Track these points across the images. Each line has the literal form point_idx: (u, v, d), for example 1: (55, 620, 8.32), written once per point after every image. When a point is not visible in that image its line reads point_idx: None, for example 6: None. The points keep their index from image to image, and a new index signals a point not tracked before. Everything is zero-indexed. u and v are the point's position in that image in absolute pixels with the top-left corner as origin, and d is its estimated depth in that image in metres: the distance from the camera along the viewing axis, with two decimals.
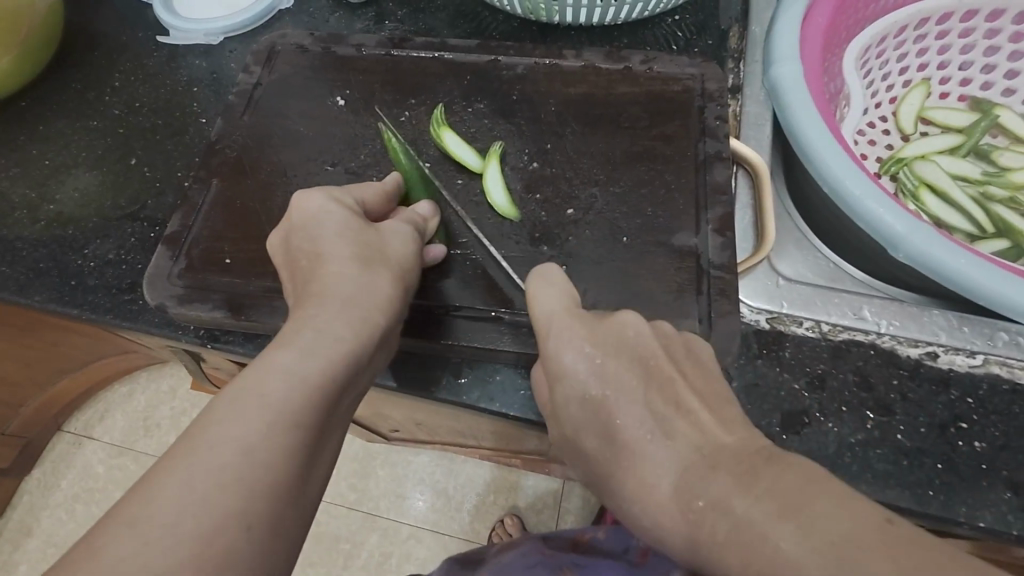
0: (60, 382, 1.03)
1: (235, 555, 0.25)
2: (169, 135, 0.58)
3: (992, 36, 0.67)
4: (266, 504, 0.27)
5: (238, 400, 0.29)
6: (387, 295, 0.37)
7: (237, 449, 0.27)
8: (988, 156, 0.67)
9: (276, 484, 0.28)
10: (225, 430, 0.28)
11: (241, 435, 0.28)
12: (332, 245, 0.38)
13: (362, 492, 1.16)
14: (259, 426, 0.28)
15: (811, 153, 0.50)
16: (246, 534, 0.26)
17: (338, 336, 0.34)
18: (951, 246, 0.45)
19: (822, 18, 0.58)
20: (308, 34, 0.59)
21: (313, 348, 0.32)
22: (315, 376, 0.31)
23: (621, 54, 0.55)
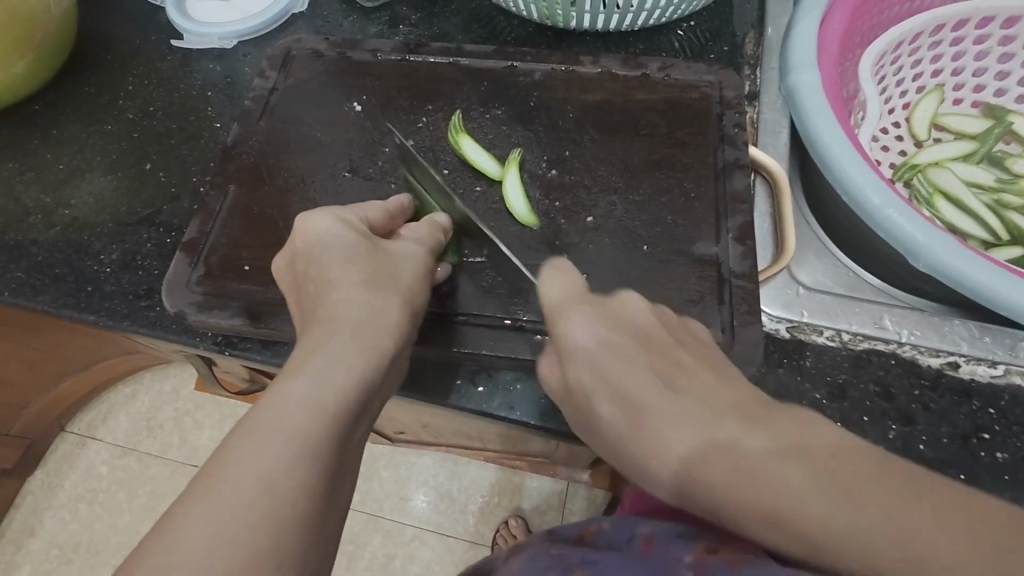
0: (65, 383, 1.03)
1: None
2: (183, 140, 0.58)
3: (1007, 43, 0.67)
4: (292, 539, 0.27)
5: (258, 431, 0.29)
6: (396, 317, 0.36)
7: (258, 482, 0.27)
8: (1002, 163, 0.67)
9: (298, 518, 0.27)
10: (244, 463, 0.28)
11: (261, 469, 0.28)
12: (339, 268, 0.38)
13: (366, 493, 1.16)
14: (278, 459, 0.28)
15: (829, 162, 0.50)
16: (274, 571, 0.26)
17: (349, 363, 0.33)
18: (970, 255, 0.45)
19: (839, 25, 0.58)
20: (323, 39, 0.59)
21: (326, 375, 0.32)
22: (328, 405, 0.31)
23: (639, 61, 0.55)
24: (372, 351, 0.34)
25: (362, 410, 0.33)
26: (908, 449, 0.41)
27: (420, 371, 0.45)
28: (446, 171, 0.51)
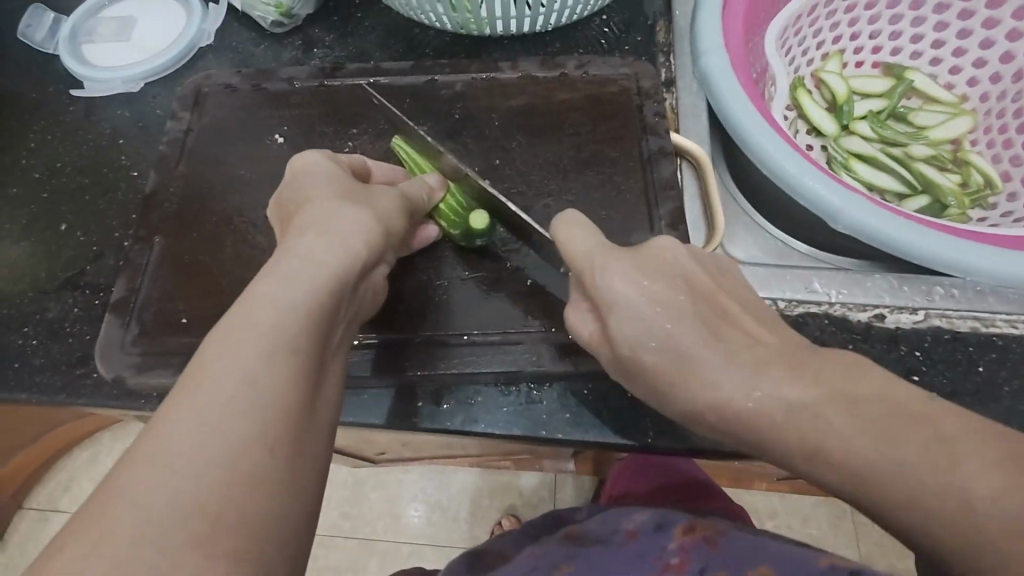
0: (51, 450, 1.05)
1: (256, 450, 0.27)
2: (99, 194, 0.55)
3: (894, 5, 0.71)
4: (247, 493, 0.26)
5: (200, 389, 0.27)
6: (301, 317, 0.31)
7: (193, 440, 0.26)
8: (904, 118, 0.72)
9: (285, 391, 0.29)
10: (228, 359, 0.29)
11: (235, 380, 0.28)
12: (321, 201, 0.38)
13: (383, 515, 1.15)
14: (241, 374, 0.28)
15: (746, 137, 0.52)
16: (262, 469, 0.26)
17: (286, 292, 0.32)
18: (883, 214, 0.47)
19: (740, 5, 0.60)
20: (235, 72, 0.57)
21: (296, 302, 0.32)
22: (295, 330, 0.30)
23: (556, 61, 0.55)
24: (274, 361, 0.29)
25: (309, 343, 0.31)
26: None
27: (393, 403, 0.45)
28: None
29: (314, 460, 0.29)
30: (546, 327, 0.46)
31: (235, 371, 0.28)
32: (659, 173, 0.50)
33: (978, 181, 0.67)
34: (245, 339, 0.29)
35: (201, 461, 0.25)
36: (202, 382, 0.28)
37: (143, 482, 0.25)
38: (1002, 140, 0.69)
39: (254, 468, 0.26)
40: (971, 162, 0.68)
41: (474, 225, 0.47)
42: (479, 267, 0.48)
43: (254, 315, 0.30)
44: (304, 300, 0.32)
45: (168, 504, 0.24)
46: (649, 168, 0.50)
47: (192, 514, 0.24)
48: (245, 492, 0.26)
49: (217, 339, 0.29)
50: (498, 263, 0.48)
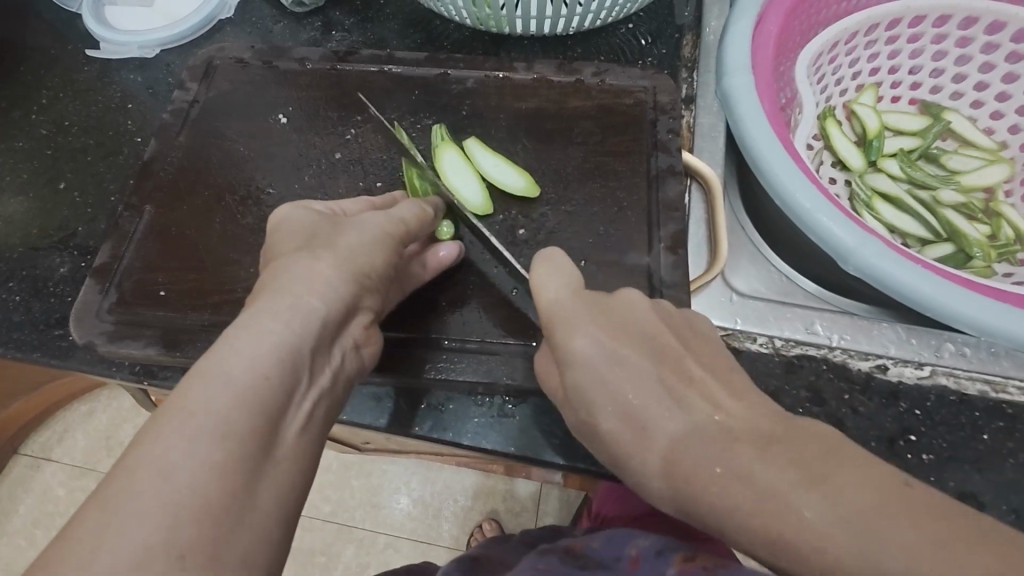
0: (49, 402, 1.07)
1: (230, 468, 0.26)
2: (101, 156, 0.55)
3: (939, 41, 0.68)
4: (212, 533, 0.25)
5: (174, 424, 0.27)
6: (293, 342, 0.31)
7: (161, 476, 0.25)
8: (938, 160, 0.68)
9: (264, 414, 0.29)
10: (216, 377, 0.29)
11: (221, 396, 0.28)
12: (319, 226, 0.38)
13: (363, 504, 1.14)
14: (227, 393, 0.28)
15: (761, 164, 0.49)
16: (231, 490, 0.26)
17: (268, 329, 0.31)
18: (900, 260, 0.45)
19: (773, 25, 0.57)
20: (248, 47, 0.56)
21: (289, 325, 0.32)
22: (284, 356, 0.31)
23: (573, 66, 0.54)
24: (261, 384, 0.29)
25: (290, 381, 0.31)
26: None
27: (368, 403, 0.44)
28: (378, 184, 0.49)
29: (279, 517, 0.28)
30: (529, 341, 0.44)
31: (216, 407, 0.28)
32: (665, 192, 0.47)
33: (1008, 235, 0.63)
34: (222, 377, 0.29)
35: (163, 500, 0.25)
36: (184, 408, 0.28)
37: (121, 497, 0.25)
38: None
39: (222, 504, 0.26)
40: (1003, 214, 0.64)
41: (442, 237, 0.48)
42: (462, 272, 0.47)
43: (233, 363, 0.29)
44: (288, 338, 0.31)
45: (130, 553, 0.23)
46: (654, 186, 0.48)
47: (156, 555, 0.23)
48: (211, 533, 0.25)
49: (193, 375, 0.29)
50: (482, 271, 0.47)
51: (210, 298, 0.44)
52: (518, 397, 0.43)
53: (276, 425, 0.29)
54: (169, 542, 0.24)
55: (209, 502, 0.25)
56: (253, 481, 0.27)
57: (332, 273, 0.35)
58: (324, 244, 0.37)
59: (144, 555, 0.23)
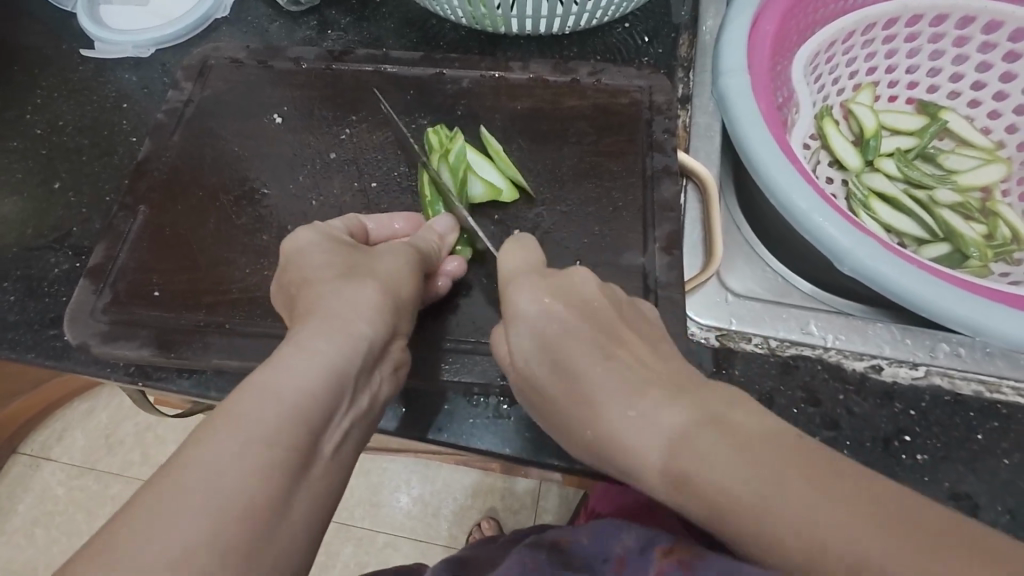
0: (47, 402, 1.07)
1: (270, 475, 0.27)
2: (96, 156, 0.55)
3: (937, 40, 0.68)
4: (250, 539, 0.26)
5: (227, 426, 0.28)
6: (335, 358, 0.32)
7: (209, 478, 0.26)
8: (935, 159, 0.68)
9: (307, 424, 0.30)
10: (268, 386, 0.30)
11: (270, 404, 0.29)
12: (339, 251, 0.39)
13: (362, 503, 1.14)
14: (274, 402, 0.29)
15: (757, 165, 0.49)
16: (268, 497, 0.27)
17: (317, 345, 0.32)
18: (896, 260, 0.45)
19: (769, 25, 0.57)
20: (243, 46, 0.56)
21: (337, 338, 0.33)
22: (329, 368, 0.31)
23: (569, 66, 0.53)
24: (308, 397, 0.30)
25: (333, 399, 0.31)
26: (833, 454, 0.41)
27: None
28: (373, 184, 0.49)
29: (309, 526, 0.29)
30: None
31: (264, 415, 0.29)
32: (660, 192, 0.47)
33: (1005, 234, 0.63)
34: (273, 387, 0.30)
35: (213, 501, 0.26)
36: (237, 412, 0.29)
37: (173, 494, 0.26)
38: None
39: (259, 514, 0.26)
40: (1000, 214, 0.64)
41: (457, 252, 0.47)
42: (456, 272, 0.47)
43: (283, 374, 0.30)
44: (335, 358, 0.32)
45: (176, 549, 0.24)
46: (649, 188, 0.48)
47: (196, 556, 0.24)
48: (249, 536, 0.26)
49: (248, 382, 0.30)
50: (475, 272, 0.47)
51: (205, 299, 0.43)
52: (512, 399, 0.43)
53: (316, 439, 0.30)
54: (210, 545, 0.25)
55: (251, 508, 0.26)
56: (288, 492, 0.28)
57: (373, 289, 0.36)
58: (356, 260, 0.38)
59: (184, 555, 0.24)
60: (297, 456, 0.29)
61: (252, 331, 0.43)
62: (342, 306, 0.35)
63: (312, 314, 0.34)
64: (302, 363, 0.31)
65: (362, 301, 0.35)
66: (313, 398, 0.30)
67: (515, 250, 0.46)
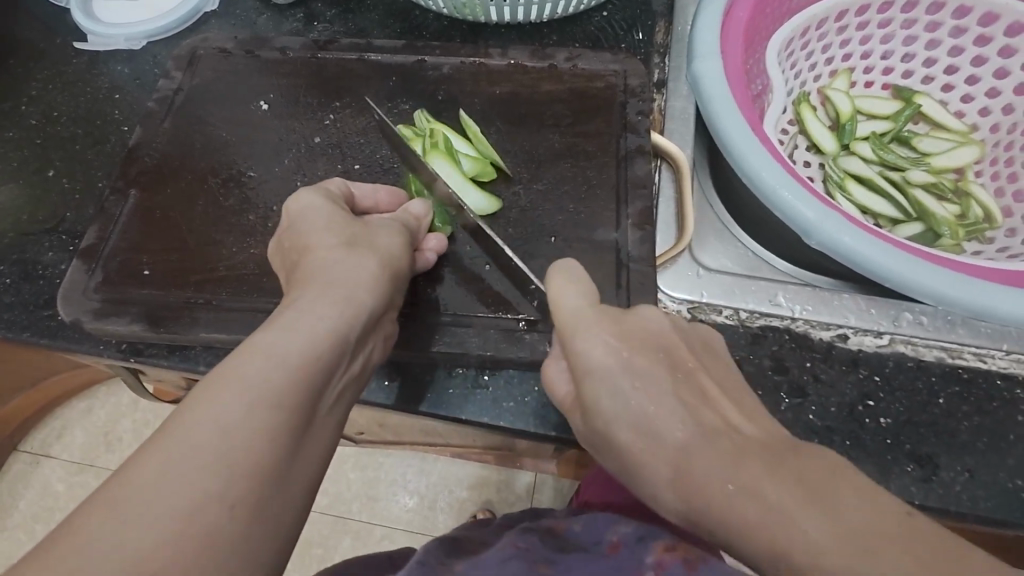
0: (47, 398, 1.08)
1: (278, 432, 0.29)
2: (89, 145, 0.56)
3: (910, 26, 0.69)
4: (260, 491, 0.27)
5: (233, 384, 0.29)
6: (338, 327, 0.34)
7: (217, 433, 0.27)
8: (909, 142, 0.70)
9: (310, 386, 0.31)
10: (272, 349, 0.31)
11: (276, 365, 0.30)
12: (337, 222, 0.40)
13: (359, 495, 1.16)
14: (278, 364, 0.30)
15: (728, 144, 0.51)
16: (274, 454, 0.28)
17: (321, 315, 0.34)
18: (861, 233, 0.46)
19: (741, 11, 0.59)
20: (231, 37, 0.58)
21: (338, 308, 0.34)
22: (330, 334, 0.33)
23: (546, 52, 0.55)
24: (311, 360, 0.32)
25: (334, 364, 0.33)
26: (799, 419, 0.43)
27: None
28: (356, 166, 0.50)
29: (309, 482, 0.30)
30: (500, 314, 0.46)
31: (271, 376, 0.30)
32: (633, 171, 0.49)
33: (977, 214, 0.65)
34: (278, 351, 0.31)
35: (223, 454, 0.27)
36: (242, 371, 0.30)
37: (184, 446, 0.27)
38: (1007, 173, 0.67)
39: (267, 468, 0.28)
40: (973, 195, 0.66)
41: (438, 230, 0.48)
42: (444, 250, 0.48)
43: (286, 339, 0.32)
44: (339, 328, 0.34)
45: (188, 498, 0.25)
46: (623, 168, 0.49)
47: (210, 506, 0.26)
48: (258, 489, 0.27)
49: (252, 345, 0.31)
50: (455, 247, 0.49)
51: (193, 277, 0.45)
52: (490, 370, 0.45)
53: (316, 401, 0.32)
54: (223, 496, 0.26)
55: (260, 461, 0.28)
56: (292, 450, 0.29)
57: (371, 263, 0.38)
58: (354, 233, 0.40)
59: (198, 503, 0.25)
60: (301, 416, 0.30)
61: (238, 306, 0.44)
62: (342, 278, 0.36)
63: (314, 286, 0.35)
64: (304, 329, 0.33)
65: (362, 274, 0.37)
66: (315, 363, 0.32)
67: (492, 227, 0.48)
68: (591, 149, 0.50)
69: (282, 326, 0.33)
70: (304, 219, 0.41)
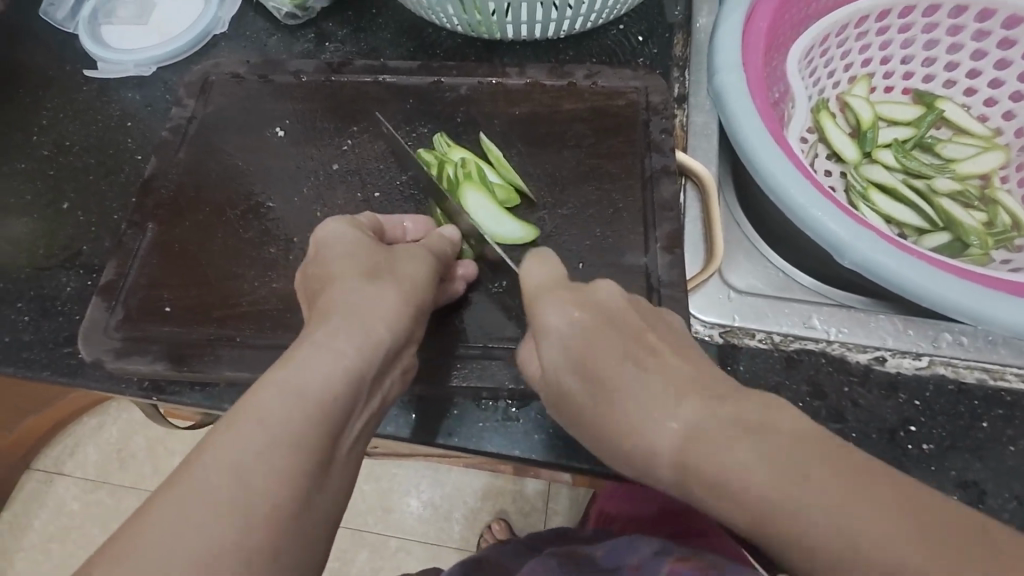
0: (60, 418, 1.08)
1: (297, 476, 0.28)
2: (102, 175, 0.56)
3: (930, 30, 0.68)
4: (275, 538, 0.26)
5: (250, 422, 0.28)
6: (356, 361, 0.32)
7: (233, 476, 0.26)
8: (932, 149, 0.69)
9: (328, 425, 0.30)
10: (289, 387, 0.30)
11: (292, 404, 0.29)
12: (361, 251, 0.39)
13: (373, 508, 1.15)
14: (293, 404, 0.29)
15: (755, 160, 0.50)
16: (292, 498, 0.27)
17: (340, 350, 0.32)
18: (896, 252, 0.45)
19: (763, 21, 0.58)
20: (243, 61, 0.57)
21: (353, 341, 0.33)
22: (347, 370, 0.32)
23: (565, 69, 0.54)
24: (331, 399, 0.30)
25: (352, 401, 0.32)
26: None
27: None
28: (376, 194, 0.49)
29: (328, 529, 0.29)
30: None
31: (289, 415, 0.29)
32: (660, 194, 0.48)
33: (1005, 221, 0.63)
34: (296, 387, 0.30)
35: (236, 502, 0.26)
36: (257, 409, 0.28)
37: (199, 491, 0.26)
38: None
39: (285, 514, 0.27)
40: (999, 202, 0.64)
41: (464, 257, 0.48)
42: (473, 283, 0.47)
43: (305, 374, 0.30)
44: (358, 363, 0.32)
45: (201, 550, 0.24)
46: (648, 190, 0.48)
47: (225, 556, 0.24)
48: (275, 539, 0.26)
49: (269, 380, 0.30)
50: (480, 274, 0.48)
51: (216, 313, 0.44)
52: (521, 399, 0.44)
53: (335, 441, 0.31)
54: (239, 547, 0.25)
55: (275, 509, 0.26)
56: (311, 493, 0.28)
57: (389, 292, 0.36)
58: (376, 262, 0.39)
59: (211, 556, 0.24)
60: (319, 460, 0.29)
61: (263, 343, 0.43)
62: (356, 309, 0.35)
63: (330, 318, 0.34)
64: (320, 364, 0.31)
65: (380, 306, 0.35)
66: (334, 403, 0.30)
67: (517, 254, 0.47)
68: (615, 170, 0.50)
69: (299, 360, 0.31)
70: (325, 250, 0.40)
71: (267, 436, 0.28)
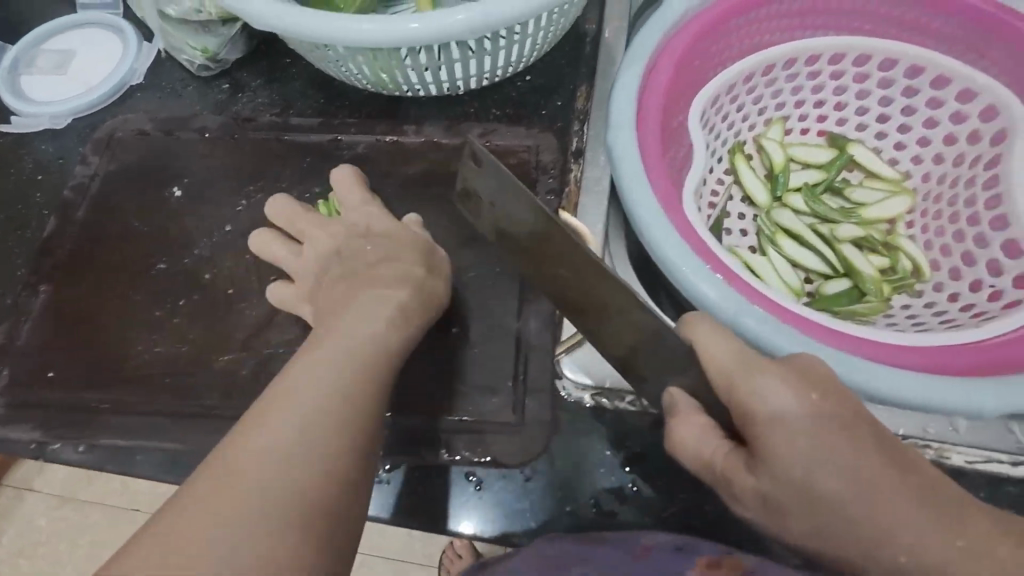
0: None
1: (329, 497, 0.31)
2: (11, 230, 0.57)
3: (839, 77, 0.69)
4: (270, 562, 0.28)
5: (273, 428, 0.32)
6: (345, 390, 0.35)
7: (253, 490, 0.29)
8: (842, 192, 0.70)
9: (338, 444, 0.33)
10: (293, 408, 0.33)
11: (299, 422, 0.33)
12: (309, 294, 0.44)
13: None
14: (297, 422, 0.32)
15: (638, 220, 0.51)
16: (310, 513, 0.30)
17: (321, 383, 0.35)
18: (762, 316, 0.47)
19: (662, 76, 0.59)
20: (149, 118, 0.58)
21: (324, 376, 0.35)
22: (326, 395, 0.34)
23: (460, 127, 0.56)
24: (336, 423, 0.33)
25: (364, 425, 0.34)
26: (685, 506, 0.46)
27: None
28: None
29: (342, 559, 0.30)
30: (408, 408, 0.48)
31: (301, 430, 0.32)
32: None
33: (906, 267, 0.65)
34: (294, 409, 0.33)
35: (248, 521, 0.28)
36: (272, 420, 0.33)
37: (219, 497, 0.29)
38: (936, 227, 0.66)
39: (285, 535, 0.29)
40: (901, 248, 0.66)
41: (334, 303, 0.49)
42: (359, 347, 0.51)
43: (300, 396, 0.34)
44: (344, 394, 0.35)
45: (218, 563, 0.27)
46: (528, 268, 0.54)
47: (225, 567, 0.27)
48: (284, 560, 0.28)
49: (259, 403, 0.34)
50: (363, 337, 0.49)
51: (101, 378, 0.46)
52: (414, 458, 0.48)
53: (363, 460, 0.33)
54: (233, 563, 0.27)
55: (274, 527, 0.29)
56: (336, 510, 0.31)
57: (366, 328, 0.39)
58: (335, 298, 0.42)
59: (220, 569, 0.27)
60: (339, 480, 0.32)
61: (141, 410, 0.45)
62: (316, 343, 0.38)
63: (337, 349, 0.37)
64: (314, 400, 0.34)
65: (353, 341, 0.38)
66: (360, 431, 0.34)
67: None
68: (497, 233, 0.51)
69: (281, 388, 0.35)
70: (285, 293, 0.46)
71: (297, 445, 0.32)
